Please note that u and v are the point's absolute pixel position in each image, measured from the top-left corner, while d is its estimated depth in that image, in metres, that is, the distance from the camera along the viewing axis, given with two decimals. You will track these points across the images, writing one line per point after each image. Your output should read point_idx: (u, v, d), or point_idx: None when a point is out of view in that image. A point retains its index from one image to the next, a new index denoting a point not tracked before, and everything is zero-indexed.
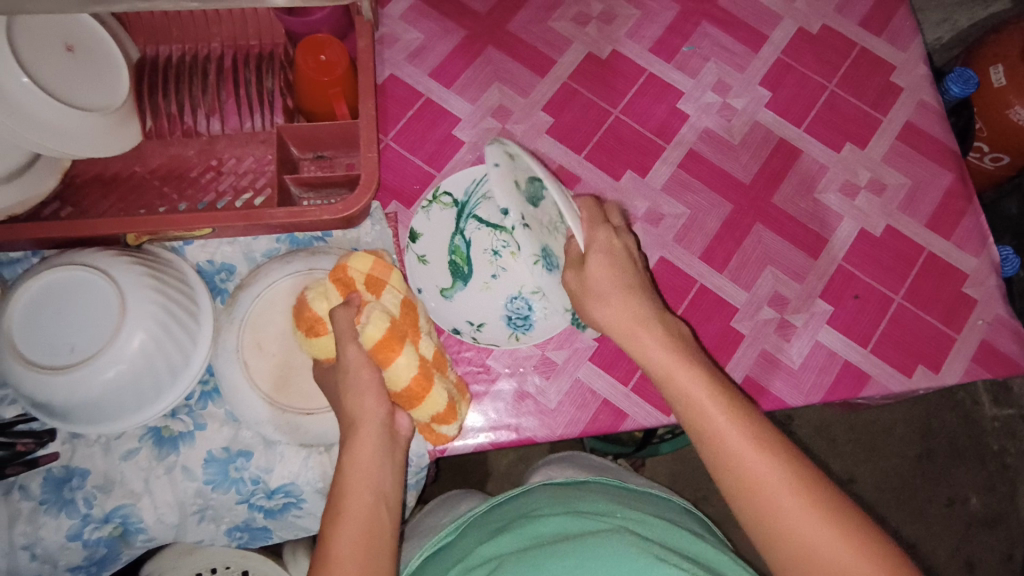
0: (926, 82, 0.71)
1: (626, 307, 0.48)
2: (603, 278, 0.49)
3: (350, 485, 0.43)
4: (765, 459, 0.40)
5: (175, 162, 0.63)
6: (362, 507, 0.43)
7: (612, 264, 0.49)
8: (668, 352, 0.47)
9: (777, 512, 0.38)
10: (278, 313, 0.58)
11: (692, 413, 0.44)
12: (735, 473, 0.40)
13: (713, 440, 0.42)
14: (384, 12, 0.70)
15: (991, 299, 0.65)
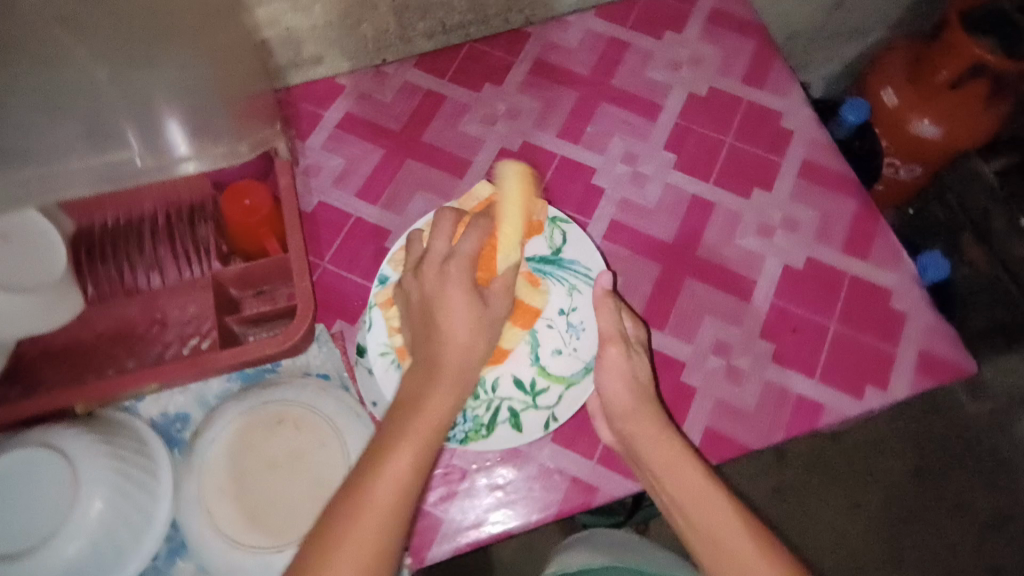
0: (811, 122, 0.78)
1: (642, 423, 0.56)
2: (617, 386, 0.58)
3: (417, 423, 0.48)
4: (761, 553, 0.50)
5: (120, 322, 0.64)
6: (413, 446, 0.47)
7: (628, 379, 0.58)
8: (682, 455, 0.55)
9: (703, 510, 0.52)
10: (238, 451, 0.58)
11: (699, 516, 0.52)
12: (670, 481, 0.54)
13: (667, 454, 0.55)
14: (305, 145, 0.75)
15: (917, 310, 0.68)
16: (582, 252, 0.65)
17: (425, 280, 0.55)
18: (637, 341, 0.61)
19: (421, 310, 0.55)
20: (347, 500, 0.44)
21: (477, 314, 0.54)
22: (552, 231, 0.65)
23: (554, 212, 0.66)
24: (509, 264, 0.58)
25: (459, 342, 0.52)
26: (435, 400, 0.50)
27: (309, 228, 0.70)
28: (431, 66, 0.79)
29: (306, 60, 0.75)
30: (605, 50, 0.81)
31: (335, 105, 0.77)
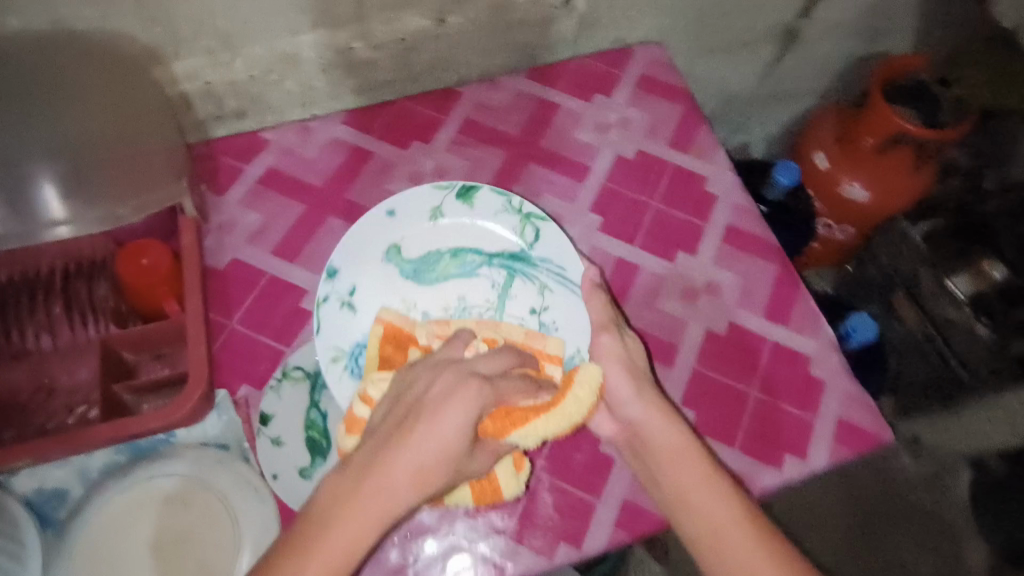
0: (735, 187, 0.79)
1: (650, 412, 0.57)
2: (618, 372, 0.59)
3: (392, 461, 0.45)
4: (739, 528, 0.50)
5: (0, 387, 0.59)
6: (392, 466, 0.44)
7: (626, 368, 0.59)
8: (676, 435, 0.55)
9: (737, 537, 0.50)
10: (118, 535, 0.54)
11: (694, 495, 0.52)
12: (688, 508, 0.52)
13: (712, 491, 0.52)
14: (222, 200, 0.72)
15: (837, 377, 0.69)
16: (551, 250, 0.68)
17: (434, 381, 0.49)
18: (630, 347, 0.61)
19: (418, 391, 0.48)
20: (282, 565, 0.41)
21: (462, 439, 0.46)
22: (523, 225, 0.69)
23: (526, 208, 0.69)
24: (529, 436, 0.52)
25: (443, 444, 0.45)
26: (390, 503, 0.44)
27: (219, 287, 0.68)
28: (360, 122, 0.79)
29: (228, 113, 0.74)
30: (535, 111, 0.82)
31: (257, 159, 0.75)
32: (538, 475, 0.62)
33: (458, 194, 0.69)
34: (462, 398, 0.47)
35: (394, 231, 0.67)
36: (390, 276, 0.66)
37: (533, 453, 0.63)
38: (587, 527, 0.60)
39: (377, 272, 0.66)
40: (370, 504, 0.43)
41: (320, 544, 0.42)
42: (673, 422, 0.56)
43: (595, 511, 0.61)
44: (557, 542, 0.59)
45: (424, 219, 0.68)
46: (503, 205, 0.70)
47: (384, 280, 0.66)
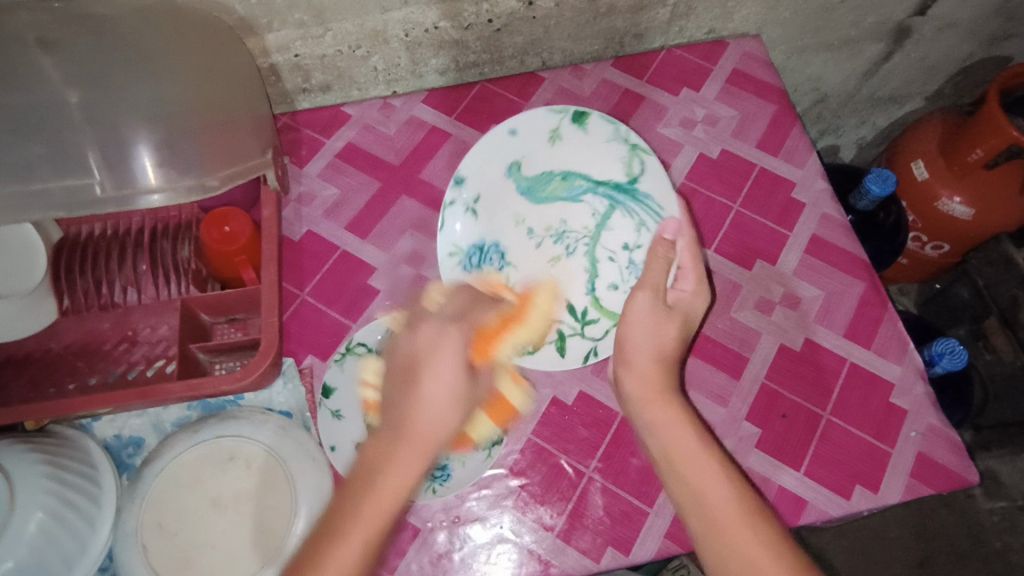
0: (825, 196, 0.75)
1: (654, 384, 0.52)
2: (644, 348, 0.54)
3: (404, 417, 0.46)
4: (746, 525, 0.43)
5: (90, 335, 0.63)
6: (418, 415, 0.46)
7: (655, 330, 0.55)
8: (671, 419, 0.49)
9: (730, 532, 0.43)
10: (184, 487, 0.56)
11: (689, 482, 0.46)
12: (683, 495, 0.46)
13: (697, 474, 0.46)
14: (302, 171, 0.74)
15: (920, 408, 0.64)
16: (656, 187, 0.69)
17: (417, 336, 0.50)
18: (681, 307, 0.57)
19: (404, 369, 0.48)
20: (350, 500, 0.42)
21: (465, 360, 0.49)
22: (631, 159, 0.70)
23: (635, 140, 0.70)
24: (508, 347, 0.57)
25: (450, 387, 0.47)
26: (428, 426, 0.45)
27: (293, 257, 0.69)
28: (439, 103, 0.78)
29: (314, 87, 0.75)
30: (619, 101, 0.79)
31: (338, 133, 0.76)
32: (590, 475, 0.61)
33: (573, 118, 0.71)
34: (451, 339, 0.49)
35: (518, 150, 0.70)
36: (507, 186, 0.70)
37: (587, 452, 0.62)
38: (637, 535, 0.59)
39: (501, 182, 0.70)
40: (388, 478, 0.43)
41: (383, 471, 0.43)
42: (672, 406, 0.50)
43: (647, 519, 0.59)
44: (605, 546, 0.58)
45: (543, 141, 0.71)
46: (614, 133, 0.71)
47: (503, 194, 0.70)
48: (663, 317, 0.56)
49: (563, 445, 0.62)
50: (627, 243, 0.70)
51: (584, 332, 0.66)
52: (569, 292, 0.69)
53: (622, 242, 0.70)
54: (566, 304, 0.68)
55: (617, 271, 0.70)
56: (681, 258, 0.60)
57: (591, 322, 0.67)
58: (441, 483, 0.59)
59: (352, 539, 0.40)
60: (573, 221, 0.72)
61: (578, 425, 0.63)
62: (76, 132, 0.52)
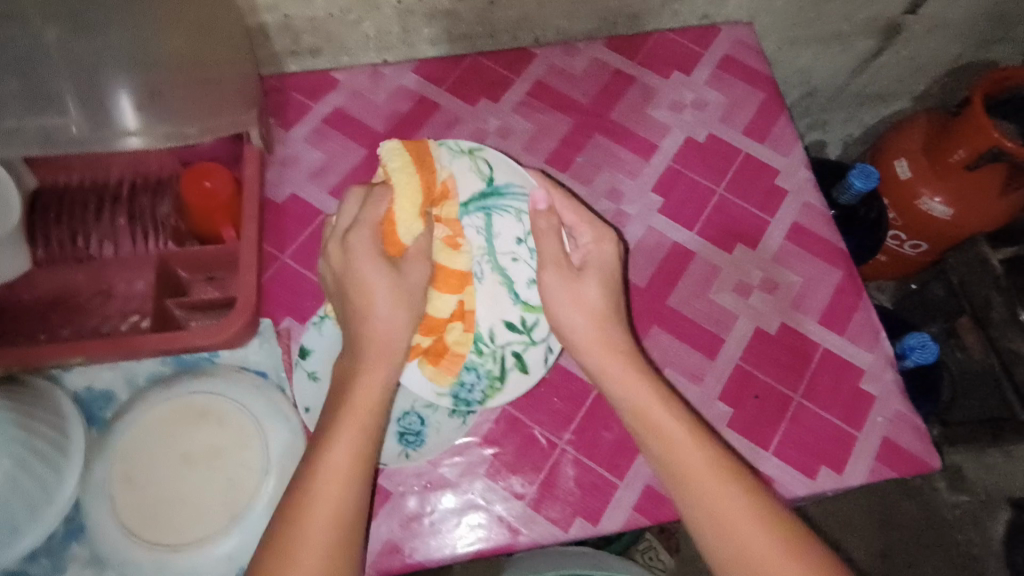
0: (807, 185, 0.76)
1: (611, 348, 0.57)
2: (578, 315, 0.58)
3: (346, 429, 0.50)
4: (716, 479, 0.50)
5: (64, 287, 0.62)
6: (365, 405, 0.52)
7: (561, 274, 0.59)
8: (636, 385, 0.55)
9: (700, 483, 0.51)
10: (155, 442, 0.56)
11: (655, 438, 0.53)
12: (659, 447, 0.53)
13: (663, 432, 0.53)
14: (287, 134, 0.73)
15: (889, 395, 0.66)
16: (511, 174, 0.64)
17: (347, 245, 0.55)
18: (591, 261, 0.60)
19: (344, 288, 0.56)
20: (307, 475, 0.48)
21: (393, 279, 0.55)
22: (475, 162, 0.63)
23: (467, 144, 0.63)
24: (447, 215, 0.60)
25: (388, 325, 0.54)
26: (382, 330, 0.54)
27: (275, 220, 0.69)
28: (430, 73, 0.78)
29: (303, 50, 0.74)
30: (609, 81, 0.79)
31: (326, 97, 0.75)
32: (563, 447, 0.61)
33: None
34: (364, 256, 0.55)
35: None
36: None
37: (561, 425, 0.62)
38: (607, 506, 0.59)
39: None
40: (341, 448, 0.49)
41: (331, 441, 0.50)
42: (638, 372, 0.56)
43: (617, 492, 0.60)
44: (575, 516, 0.59)
45: None
46: (450, 150, 0.63)
47: None
48: (577, 280, 0.59)
49: (537, 416, 0.63)
50: (518, 237, 0.64)
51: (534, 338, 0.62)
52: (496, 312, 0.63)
53: (514, 238, 0.64)
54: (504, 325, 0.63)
55: (530, 266, 0.63)
56: (566, 218, 0.62)
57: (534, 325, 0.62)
58: (415, 448, 0.60)
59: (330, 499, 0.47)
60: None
61: (553, 397, 0.63)
62: (56, 76, 0.51)
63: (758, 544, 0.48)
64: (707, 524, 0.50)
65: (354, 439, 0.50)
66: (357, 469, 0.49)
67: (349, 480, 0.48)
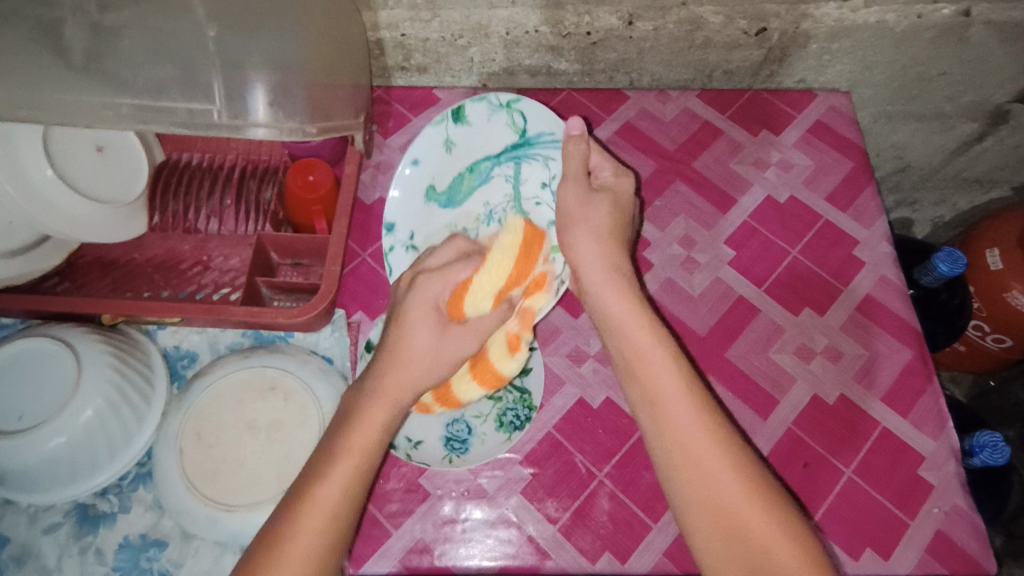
0: (888, 259, 0.74)
1: (630, 316, 0.53)
2: (586, 247, 0.58)
3: (347, 455, 0.46)
4: (717, 447, 0.46)
5: (170, 255, 0.70)
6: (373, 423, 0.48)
7: (592, 231, 0.58)
8: (651, 347, 0.51)
9: (738, 518, 0.43)
10: (224, 405, 0.60)
11: (681, 449, 0.46)
12: (680, 467, 0.46)
13: (684, 442, 0.46)
14: (385, 142, 0.78)
15: (948, 487, 0.63)
16: (548, 122, 0.66)
17: (416, 283, 0.55)
18: (606, 189, 0.61)
19: (393, 318, 0.55)
20: (293, 499, 0.44)
21: (437, 336, 0.53)
22: (510, 115, 0.66)
23: (506, 97, 0.65)
24: (477, 299, 0.58)
25: (426, 350, 0.52)
26: (404, 380, 0.50)
27: (363, 220, 0.73)
28: None
29: (412, 67, 0.80)
30: (697, 131, 0.81)
31: (426, 112, 0.80)
32: (602, 480, 0.62)
33: (453, 119, 0.66)
34: (421, 299, 0.54)
35: (423, 175, 0.67)
36: (430, 210, 0.67)
37: (603, 457, 0.63)
38: (636, 546, 0.60)
39: (417, 207, 0.67)
40: (334, 479, 0.45)
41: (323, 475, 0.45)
42: (652, 327, 0.52)
43: (648, 533, 0.60)
44: (603, 550, 0.59)
45: (440, 152, 0.66)
46: (490, 105, 0.66)
47: (426, 217, 0.68)
48: (586, 210, 0.59)
49: (581, 444, 0.64)
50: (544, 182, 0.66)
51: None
52: None
53: (539, 183, 0.67)
54: None
55: (551, 209, 0.66)
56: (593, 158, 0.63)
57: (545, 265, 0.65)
58: (458, 455, 0.61)
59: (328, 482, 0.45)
60: (494, 198, 0.68)
61: (599, 429, 0.64)
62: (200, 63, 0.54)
63: (760, 528, 0.43)
64: (701, 502, 0.45)
65: (357, 441, 0.47)
66: (354, 465, 0.46)
67: (332, 518, 0.43)
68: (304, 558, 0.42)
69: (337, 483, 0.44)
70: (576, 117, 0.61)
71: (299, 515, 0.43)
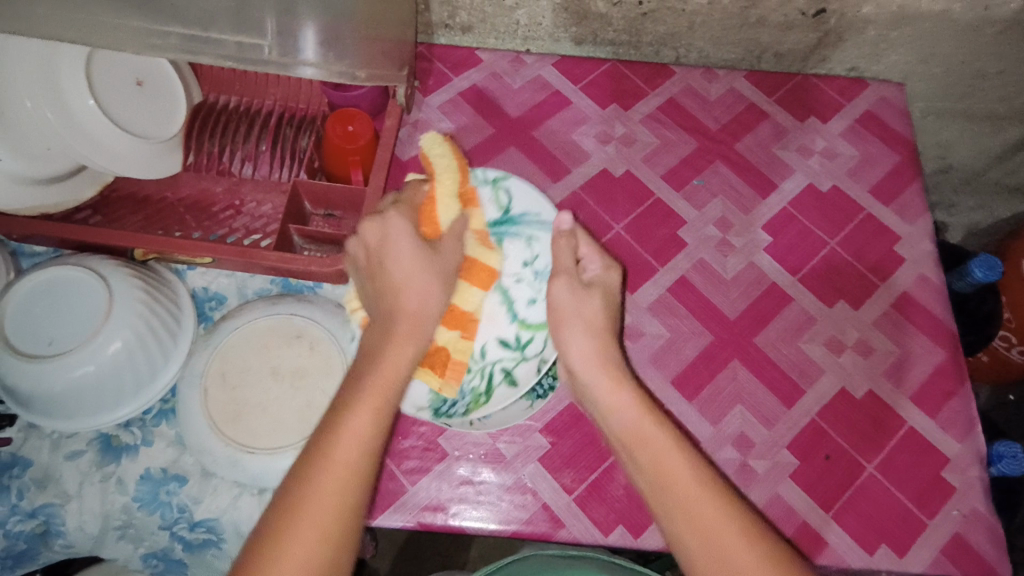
0: (928, 258, 0.73)
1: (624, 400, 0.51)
2: (577, 321, 0.56)
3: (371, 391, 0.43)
4: (730, 534, 0.42)
5: (202, 195, 0.69)
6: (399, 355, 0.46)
7: (583, 326, 0.56)
8: (677, 465, 0.46)
9: None
10: (250, 349, 0.60)
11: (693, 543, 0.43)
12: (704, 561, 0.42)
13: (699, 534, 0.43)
14: (424, 100, 0.77)
15: (970, 490, 0.62)
16: (529, 203, 0.63)
17: (383, 233, 0.52)
18: (597, 283, 0.59)
19: (371, 268, 0.53)
20: (298, 471, 0.40)
21: (424, 254, 0.52)
22: (495, 193, 0.63)
23: (490, 173, 0.63)
24: (449, 211, 0.58)
25: (418, 295, 0.50)
26: (415, 304, 0.50)
27: (397, 176, 0.73)
28: (568, 69, 0.80)
29: (456, 25, 0.78)
30: (742, 112, 0.79)
31: (467, 72, 0.79)
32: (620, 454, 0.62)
33: None
34: (400, 229, 0.53)
35: None
36: None
37: None
38: (650, 523, 0.59)
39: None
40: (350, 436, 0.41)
41: (350, 410, 0.42)
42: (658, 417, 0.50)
43: None
44: (616, 523, 0.59)
45: None
46: (473, 180, 0.63)
47: None
48: (582, 303, 0.57)
49: None
50: (526, 260, 0.63)
51: (526, 355, 0.61)
52: (492, 329, 0.62)
53: (521, 261, 0.63)
54: (495, 339, 0.62)
55: (532, 288, 0.63)
56: (581, 247, 0.62)
57: (528, 342, 0.61)
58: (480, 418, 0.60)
59: (359, 419, 0.42)
60: None
61: None
62: None
63: None
64: None
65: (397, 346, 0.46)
66: (378, 405, 0.43)
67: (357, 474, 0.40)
68: (342, 480, 0.39)
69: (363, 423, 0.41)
70: (562, 212, 0.60)
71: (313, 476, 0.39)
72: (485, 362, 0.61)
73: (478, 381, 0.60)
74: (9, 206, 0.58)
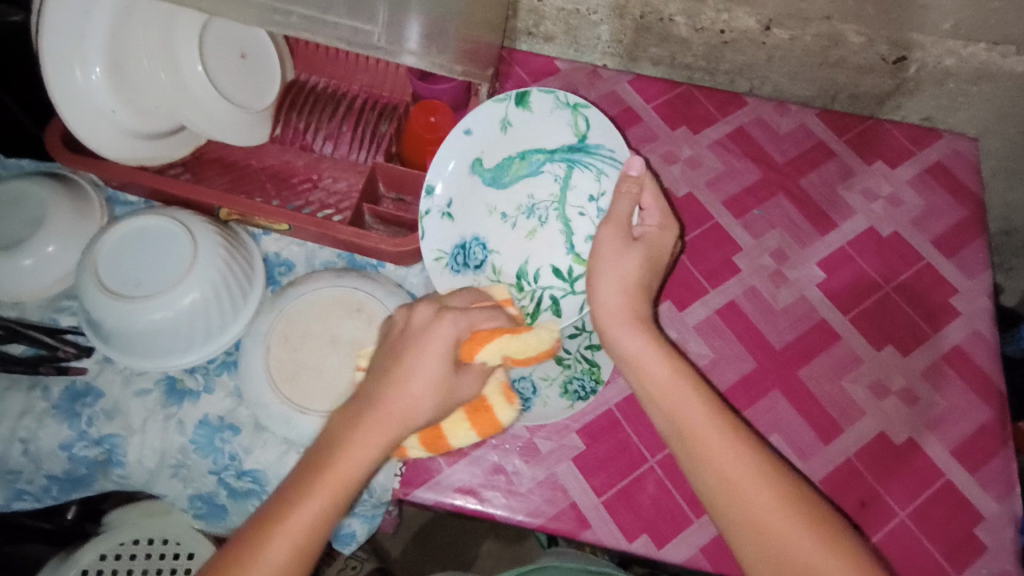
0: (985, 315, 0.72)
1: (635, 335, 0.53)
2: (610, 276, 0.56)
3: (335, 472, 0.42)
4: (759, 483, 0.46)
5: (283, 167, 0.74)
6: (362, 453, 0.43)
7: (620, 280, 0.55)
8: (711, 425, 0.48)
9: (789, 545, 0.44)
10: (314, 315, 0.63)
11: (724, 499, 0.47)
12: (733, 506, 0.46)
13: (733, 487, 0.46)
14: None
15: (1003, 551, 0.62)
16: (608, 136, 0.65)
17: (424, 322, 0.47)
18: (647, 239, 0.57)
19: (392, 349, 0.47)
20: (276, 509, 0.42)
21: (449, 371, 0.46)
22: (575, 117, 0.65)
23: (573, 98, 0.65)
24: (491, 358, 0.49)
25: (411, 399, 0.45)
26: (405, 408, 0.44)
27: None
28: (642, 86, 0.82)
29: (540, 34, 0.81)
30: (811, 149, 0.79)
31: (544, 79, 0.81)
32: (652, 465, 0.63)
33: (516, 101, 0.64)
34: (439, 342, 0.46)
35: (476, 146, 0.64)
36: (474, 184, 0.66)
37: (656, 444, 0.64)
38: (674, 536, 0.60)
39: (463, 178, 0.65)
40: (315, 504, 0.41)
41: (306, 492, 0.42)
42: (684, 372, 0.51)
43: (688, 527, 0.61)
44: (641, 531, 0.60)
45: (496, 132, 0.65)
46: (557, 101, 0.65)
47: (468, 193, 0.66)
48: (617, 256, 0.56)
49: (639, 428, 0.64)
50: (591, 194, 0.67)
51: (574, 289, 0.67)
52: (550, 256, 0.69)
53: (588, 195, 0.67)
54: (549, 265, 0.68)
55: (592, 224, 0.67)
56: (646, 201, 0.60)
57: (578, 276, 0.67)
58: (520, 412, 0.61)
59: (311, 504, 0.41)
60: (540, 193, 0.68)
61: None
62: None
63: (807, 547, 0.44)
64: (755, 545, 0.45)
65: (367, 439, 0.43)
66: (334, 491, 0.42)
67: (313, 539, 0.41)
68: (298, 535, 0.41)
69: (321, 503, 0.42)
70: (635, 156, 0.60)
71: (274, 528, 0.41)
72: (534, 285, 0.68)
73: (528, 299, 0.68)
74: (115, 154, 0.62)
